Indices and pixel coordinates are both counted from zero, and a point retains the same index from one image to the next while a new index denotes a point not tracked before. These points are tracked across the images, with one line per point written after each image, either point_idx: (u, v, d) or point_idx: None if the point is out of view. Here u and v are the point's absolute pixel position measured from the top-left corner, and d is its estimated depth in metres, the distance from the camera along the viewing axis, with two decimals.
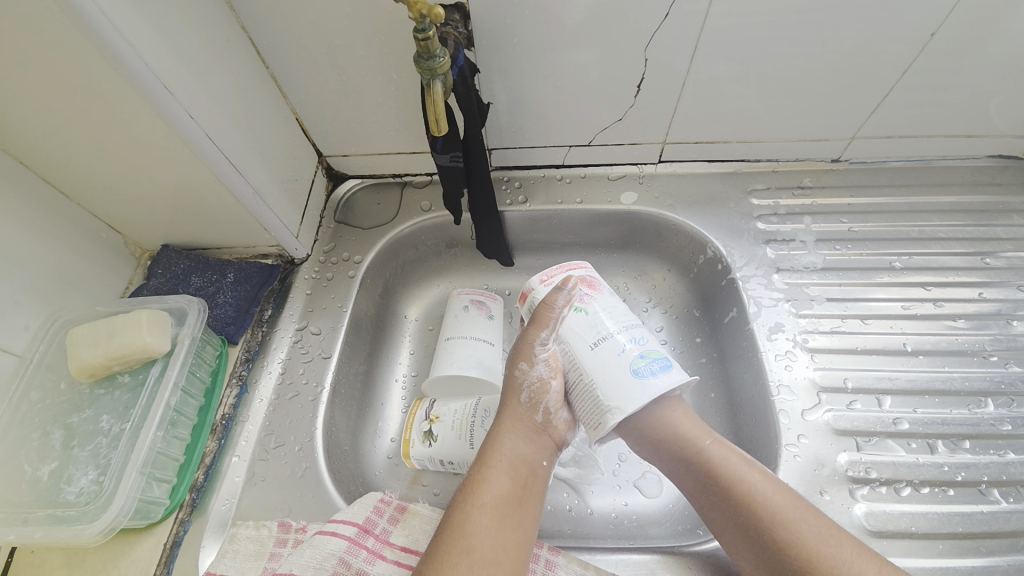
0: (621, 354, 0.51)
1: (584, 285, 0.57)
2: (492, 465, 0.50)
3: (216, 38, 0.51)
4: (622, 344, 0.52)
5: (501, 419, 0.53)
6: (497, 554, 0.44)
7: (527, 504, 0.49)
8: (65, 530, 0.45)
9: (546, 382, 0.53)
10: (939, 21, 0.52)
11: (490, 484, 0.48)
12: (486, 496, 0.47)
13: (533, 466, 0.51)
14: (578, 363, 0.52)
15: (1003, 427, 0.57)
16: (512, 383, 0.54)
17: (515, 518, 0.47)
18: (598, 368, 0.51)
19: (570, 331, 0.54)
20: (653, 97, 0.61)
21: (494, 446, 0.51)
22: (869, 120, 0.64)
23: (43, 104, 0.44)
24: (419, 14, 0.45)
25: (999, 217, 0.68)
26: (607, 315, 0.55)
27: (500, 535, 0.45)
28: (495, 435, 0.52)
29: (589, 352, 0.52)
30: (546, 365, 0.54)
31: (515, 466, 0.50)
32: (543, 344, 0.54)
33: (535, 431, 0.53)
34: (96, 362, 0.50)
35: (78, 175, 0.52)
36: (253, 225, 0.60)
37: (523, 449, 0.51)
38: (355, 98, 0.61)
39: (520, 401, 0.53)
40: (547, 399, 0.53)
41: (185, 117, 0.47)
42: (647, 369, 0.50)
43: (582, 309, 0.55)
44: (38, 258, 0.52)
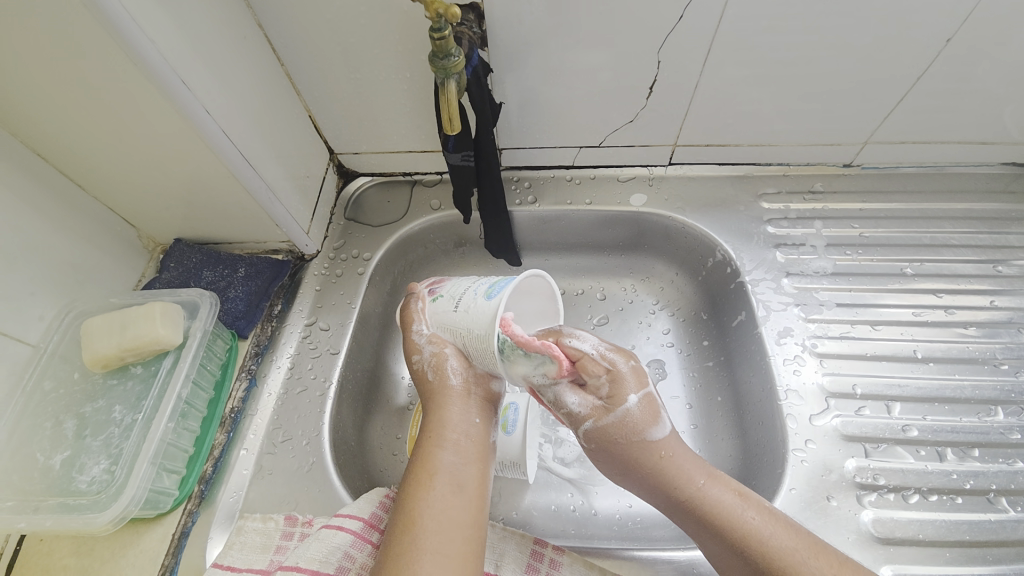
0: (477, 294, 0.49)
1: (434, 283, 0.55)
2: (429, 444, 0.48)
3: (233, 34, 0.51)
4: (474, 288, 0.50)
5: (428, 399, 0.51)
6: (444, 527, 0.44)
7: (471, 468, 0.48)
8: (76, 519, 0.46)
9: (439, 355, 0.51)
10: (954, 29, 0.52)
11: (431, 462, 0.47)
12: (428, 474, 0.47)
13: (468, 432, 0.49)
14: (455, 329, 0.50)
15: (1013, 436, 0.56)
16: (416, 374, 0.52)
17: (458, 486, 0.47)
18: (470, 319, 0.49)
19: (435, 313, 0.52)
20: (665, 99, 0.61)
21: (429, 424, 0.49)
22: (883, 125, 0.64)
23: (63, 97, 0.45)
24: (435, 13, 0.45)
25: (1012, 225, 0.68)
26: (459, 280, 0.53)
27: (445, 508, 0.45)
28: (429, 415, 0.50)
29: (456, 315, 0.50)
30: (430, 343, 0.51)
31: (452, 439, 0.48)
32: (419, 333, 0.52)
33: (461, 397, 0.50)
34: (110, 352, 0.51)
35: (94, 168, 0.52)
36: (264, 220, 0.61)
37: (457, 419, 0.49)
38: (368, 96, 0.62)
39: (431, 380, 0.51)
40: (448, 369, 0.50)
41: (202, 111, 0.48)
42: (502, 286, 0.49)
43: (438, 296, 0.52)
44: (54, 249, 0.53)
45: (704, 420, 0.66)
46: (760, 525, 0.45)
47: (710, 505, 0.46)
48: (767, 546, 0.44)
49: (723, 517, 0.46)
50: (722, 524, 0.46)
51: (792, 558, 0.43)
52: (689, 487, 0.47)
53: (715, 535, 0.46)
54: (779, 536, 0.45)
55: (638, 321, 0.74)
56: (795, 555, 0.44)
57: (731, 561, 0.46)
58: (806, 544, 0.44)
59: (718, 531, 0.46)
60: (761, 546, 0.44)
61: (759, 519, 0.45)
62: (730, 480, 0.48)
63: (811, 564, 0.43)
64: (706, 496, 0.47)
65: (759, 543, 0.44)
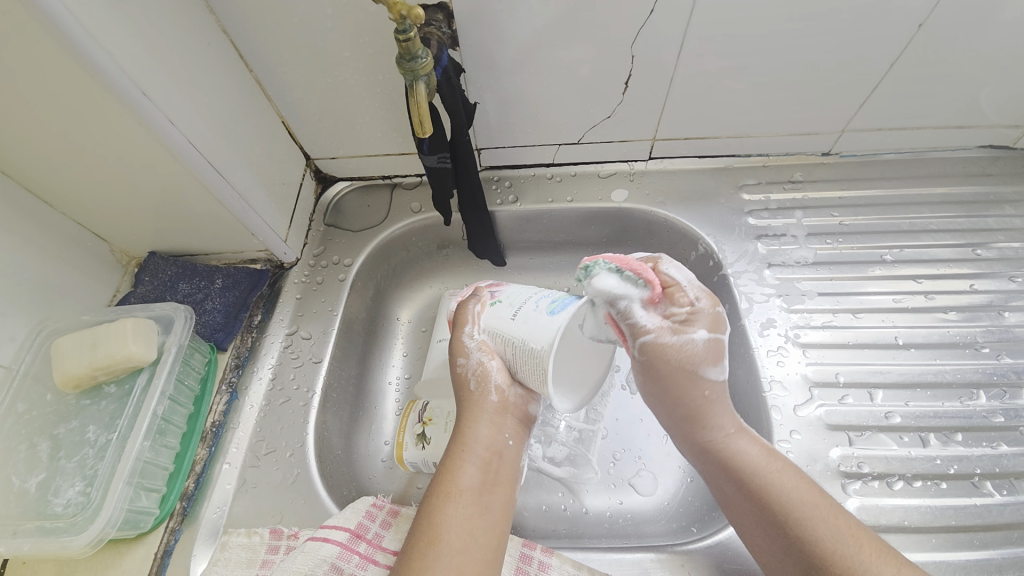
0: (537, 308, 0.49)
1: (491, 285, 0.55)
2: (459, 456, 0.49)
3: (195, 42, 0.50)
4: (536, 301, 0.50)
5: (463, 410, 0.52)
6: (468, 543, 0.45)
7: (499, 488, 0.49)
8: (53, 542, 0.45)
9: (486, 365, 0.51)
10: (925, 13, 0.52)
11: (459, 477, 0.48)
12: (456, 490, 0.47)
13: (500, 448, 0.50)
14: (507, 339, 0.50)
15: (995, 419, 0.57)
16: (458, 379, 0.52)
17: (485, 504, 0.47)
18: (527, 330, 0.48)
19: (489, 319, 0.51)
20: (640, 94, 0.61)
21: (462, 435, 0.50)
22: (859, 113, 0.64)
23: (23, 113, 0.44)
24: (399, 15, 0.44)
25: (990, 208, 0.68)
26: (517, 290, 0.53)
27: (469, 524, 0.45)
28: (464, 427, 0.51)
29: (511, 326, 0.49)
30: (479, 351, 0.51)
31: (482, 455, 0.49)
32: (470, 335, 0.52)
33: (498, 414, 0.51)
34: (82, 372, 0.50)
35: (59, 182, 0.51)
36: (240, 230, 0.60)
37: (490, 436, 0.50)
38: (341, 100, 0.61)
39: (470, 391, 0.52)
40: (491, 382, 0.51)
41: (165, 122, 0.47)
42: (564, 305, 0.49)
43: (495, 301, 0.52)
44: (22, 268, 0.52)
45: None
46: (780, 477, 0.47)
47: (733, 451, 0.49)
48: (784, 497, 0.46)
49: (745, 464, 0.48)
50: (744, 471, 0.48)
51: (809, 512, 0.45)
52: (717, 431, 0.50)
53: (737, 484, 0.48)
54: (798, 492, 0.46)
55: None
56: (810, 511, 0.45)
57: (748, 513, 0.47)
58: (823, 503, 0.45)
59: (738, 477, 0.48)
60: (778, 496, 0.46)
61: (781, 474, 0.47)
62: (758, 438, 0.51)
63: (825, 522, 0.44)
64: (730, 441, 0.50)
65: (778, 495, 0.46)
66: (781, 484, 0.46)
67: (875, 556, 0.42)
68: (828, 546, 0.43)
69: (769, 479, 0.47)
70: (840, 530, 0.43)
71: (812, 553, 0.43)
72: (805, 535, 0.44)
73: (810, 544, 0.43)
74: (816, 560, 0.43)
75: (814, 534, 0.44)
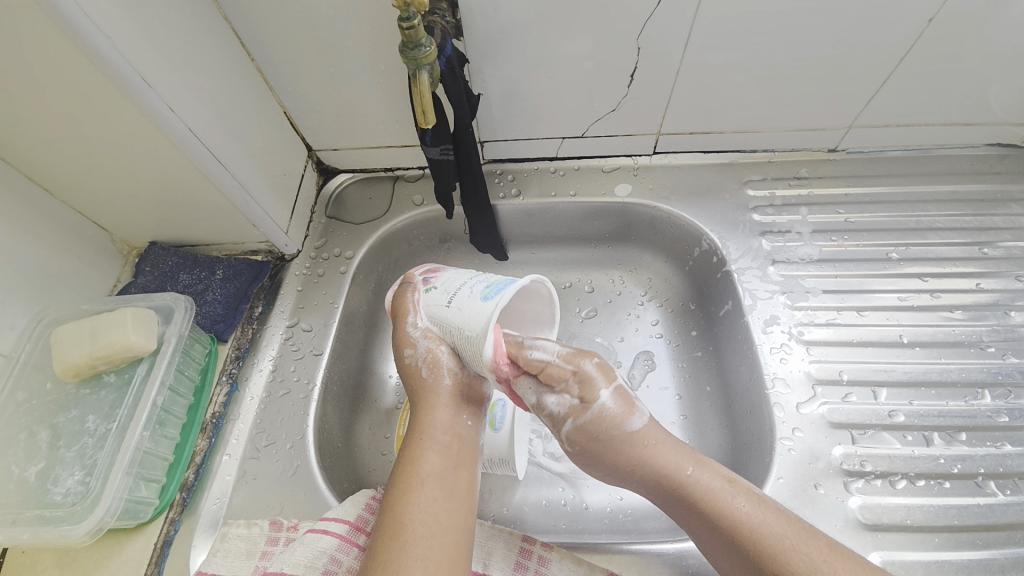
0: (471, 293, 0.49)
1: (428, 272, 0.54)
2: (417, 446, 0.47)
3: (198, 30, 0.50)
4: (469, 286, 0.49)
5: (419, 397, 0.50)
6: (432, 528, 0.43)
7: (461, 468, 0.47)
8: (52, 531, 0.45)
9: (435, 351, 0.50)
10: (936, 7, 0.51)
11: (417, 465, 0.46)
12: (414, 480, 0.45)
13: (458, 431, 0.49)
14: (447, 325, 0.49)
15: (1000, 419, 0.56)
16: (407, 369, 0.51)
17: (448, 488, 0.46)
18: (461, 313, 0.48)
19: (427, 307, 0.51)
20: (646, 88, 0.60)
21: (420, 424, 0.49)
22: (866, 109, 0.63)
23: (20, 99, 0.43)
24: (403, 2, 0.43)
25: (998, 206, 0.67)
26: (454, 276, 0.52)
27: (432, 509, 0.44)
28: (418, 415, 0.49)
29: (446, 311, 0.49)
30: (426, 338, 0.50)
31: (441, 441, 0.48)
32: (413, 325, 0.51)
33: (453, 397, 0.50)
34: (81, 361, 0.50)
35: (58, 171, 0.51)
36: (241, 221, 0.60)
37: (446, 420, 0.49)
38: (343, 90, 0.60)
39: (424, 377, 0.50)
40: (444, 366, 0.50)
41: (165, 109, 0.46)
42: (494, 287, 0.48)
43: (431, 287, 0.52)
44: (22, 256, 0.51)
45: (692, 410, 0.66)
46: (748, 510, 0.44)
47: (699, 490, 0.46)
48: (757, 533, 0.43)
49: (711, 502, 0.45)
50: (710, 511, 0.45)
51: (782, 545, 0.42)
52: (677, 473, 0.47)
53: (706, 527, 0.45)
54: (770, 523, 0.44)
55: (627, 312, 0.73)
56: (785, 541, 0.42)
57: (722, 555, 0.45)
58: (796, 530, 0.43)
59: (707, 519, 0.45)
60: (752, 533, 0.43)
61: (748, 506, 0.44)
62: (719, 466, 0.48)
63: (801, 550, 0.42)
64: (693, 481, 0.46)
65: (747, 532, 0.43)
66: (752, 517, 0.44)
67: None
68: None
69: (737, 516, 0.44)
70: (817, 557, 0.41)
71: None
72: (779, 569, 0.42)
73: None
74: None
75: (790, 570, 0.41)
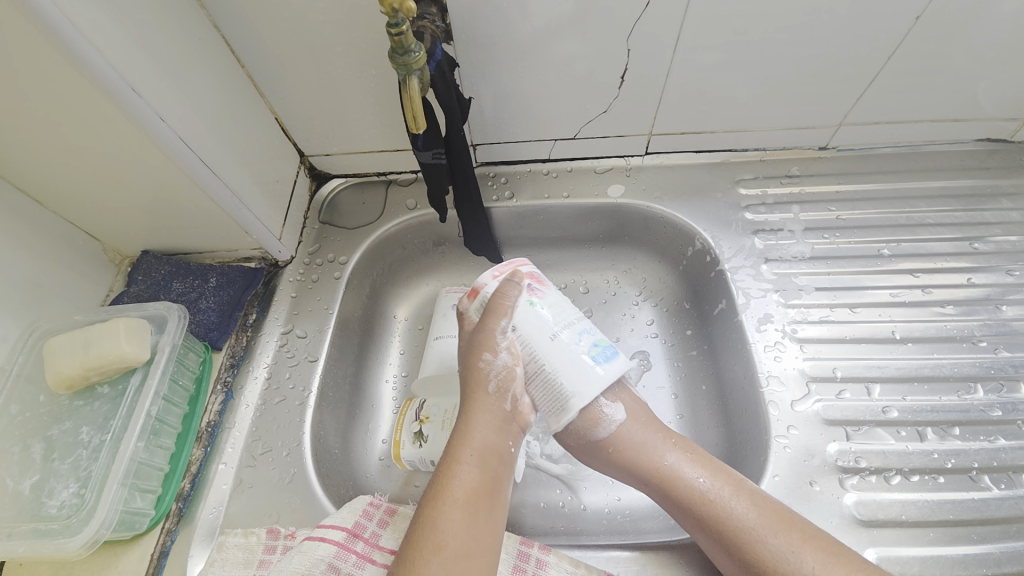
0: (579, 343, 0.50)
1: (532, 279, 0.54)
2: (466, 460, 0.47)
3: (187, 38, 0.49)
4: (576, 335, 0.50)
5: (473, 408, 0.50)
6: (472, 548, 0.44)
7: (501, 490, 0.48)
8: (48, 544, 0.45)
9: (512, 370, 0.50)
10: (923, 5, 0.52)
11: (463, 480, 0.46)
12: (457, 493, 0.46)
13: (504, 453, 0.49)
14: (538, 357, 0.49)
15: (993, 413, 0.57)
16: (476, 374, 0.51)
17: (490, 507, 0.46)
18: (562, 358, 0.49)
19: (523, 321, 0.50)
20: (636, 89, 0.61)
21: (469, 439, 0.49)
22: (856, 107, 0.64)
23: (10, 110, 0.43)
24: (391, 8, 0.43)
25: (988, 202, 0.68)
26: (560, 307, 0.52)
27: (475, 528, 0.44)
28: (466, 425, 0.49)
29: (546, 343, 0.49)
30: (507, 354, 0.50)
31: (488, 458, 0.48)
32: (501, 333, 0.50)
33: (507, 420, 0.50)
34: (74, 372, 0.49)
35: (49, 181, 0.50)
36: (233, 229, 0.59)
37: (494, 438, 0.49)
38: (335, 96, 0.60)
39: (488, 390, 0.50)
40: (514, 389, 0.50)
41: (155, 118, 0.46)
42: (605, 355, 0.50)
43: (535, 301, 0.51)
44: (13, 267, 0.51)
45: (688, 409, 0.67)
46: (723, 500, 0.47)
47: (675, 483, 0.49)
48: (730, 522, 0.45)
49: (686, 494, 0.48)
50: (684, 502, 0.48)
51: (755, 534, 0.45)
52: (654, 466, 0.50)
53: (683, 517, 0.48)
54: (743, 513, 0.46)
55: (622, 313, 0.74)
56: (755, 532, 0.45)
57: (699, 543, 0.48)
58: (770, 518, 0.45)
59: (683, 509, 0.48)
60: (725, 523, 0.46)
61: (721, 499, 0.47)
62: (699, 457, 0.50)
63: (770, 542, 0.44)
64: (670, 473, 0.49)
65: (718, 523, 0.46)
66: (728, 507, 0.46)
67: (823, 564, 0.42)
68: (772, 565, 0.43)
69: (711, 506, 0.47)
70: (786, 546, 0.43)
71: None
72: (750, 557, 0.44)
73: (762, 566, 0.44)
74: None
75: (760, 558, 0.44)
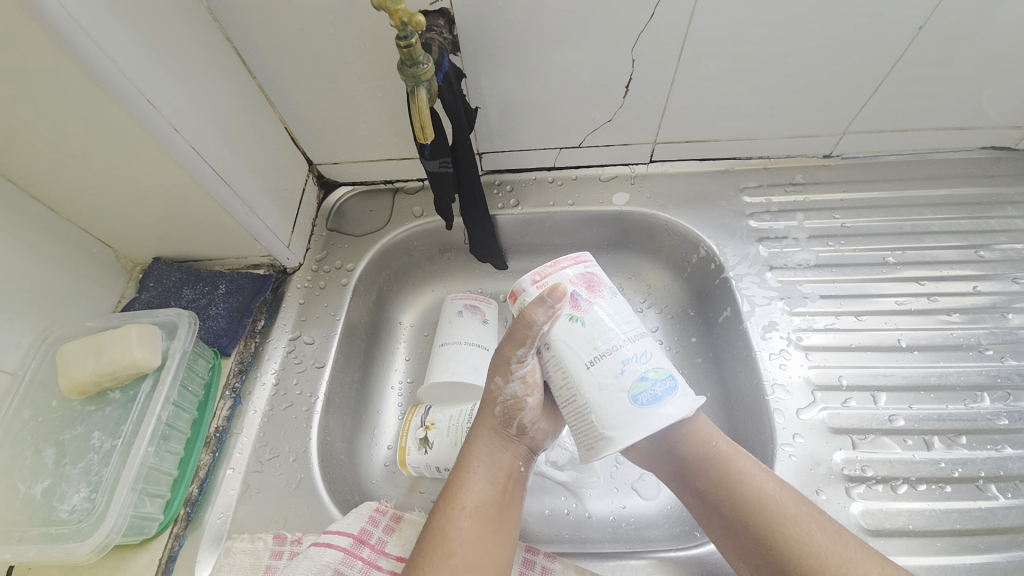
0: (622, 375, 0.43)
1: (582, 284, 0.46)
2: (474, 472, 0.49)
3: (200, 49, 0.51)
4: (622, 363, 0.43)
5: (480, 426, 0.51)
6: (482, 557, 0.44)
7: (511, 504, 0.49)
8: (59, 548, 0.45)
9: (520, 399, 0.50)
10: (925, 15, 0.52)
11: (473, 492, 0.48)
12: (467, 501, 0.47)
13: (512, 470, 0.50)
14: (573, 382, 0.44)
15: (1000, 422, 0.56)
16: (486, 395, 0.51)
17: (499, 519, 0.47)
18: (594, 392, 0.43)
19: (558, 340, 0.45)
20: (641, 98, 0.61)
21: (478, 453, 0.50)
22: (859, 115, 0.64)
23: (28, 121, 0.44)
24: (399, 22, 0.44)
25: (993, 209, 0.68)
26: (609, 326, 0.45)
27: (483, 539, 0.45)
28: (473, 441, 0.51)
29: (582, 370, 0.44)
30: (520, 382, 0.49)
31: (496, 472, 0.49)
32: (520, 360, 0.47)
33: (512, 440, 0.51)
34: (86, 378, 0.50)
35: (64, 190, 0.52)
36: (243, 236, 0.60)
37: (502, 454, 0.51)
38: (343, 105, 0.61)
39: (496, 413, 0.51)
40: (522, 415, 0.50)
41: (169, 129, 0.47)
42: (651, 395, 0.42)
43: (577, 317, 0.45)
44: (28, 274, 0.52)
45: None
46: (768, 479, 0.46)
47: (716, 458, 0.48)
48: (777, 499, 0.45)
49: (734, 470, 0.47)
50: (723, 479, 0.47)
51: (799, 511, 0.45)
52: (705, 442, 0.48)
53: (719, 495, 0.47)
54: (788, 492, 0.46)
55: None
56: (800, 510, 0.45)
57: (731, 526, 0.46)
58: (807, 502, 0.45)
59: (729, 487, 0.47)
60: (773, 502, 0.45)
61: (760, 477, 0.47)
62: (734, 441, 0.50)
63: (815, 521, 0.44)
64: (719, 450, 0.48)
65: (757, 501, 0.45)
66: (774, 486, 0.46)
67: (857, 547, 0.43)
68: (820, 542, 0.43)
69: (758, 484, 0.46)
70: (828, 527, 0.44)
71: (801, 555, 0.43)
72: (799, 535, 0.43)
73: (801, 544, 0.43)
74: (806, 564, 0.42)
75: (807, 537, 0.43)
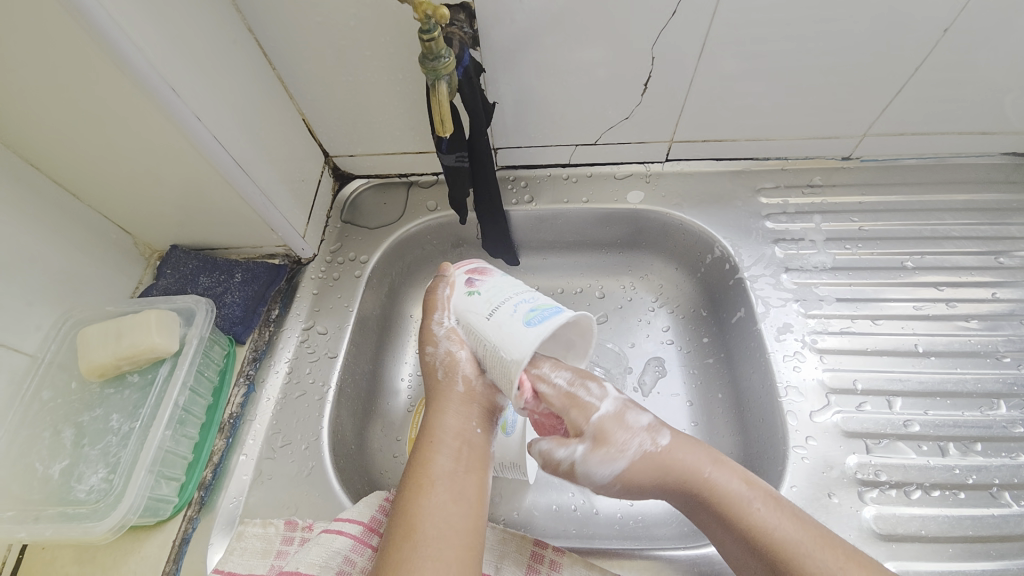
0: (515, 312, 0.47)
1: (475, 272, 0.54)
2: (427, 447, 0.48)
3: (222, 39, 0.51)
4: (513, 304, 0.48)
5: (432, 400, 0.51)
6: (442, 531, 0.43)
7: (471, 474, 0.47)
8: (75, 528, 0.46)
9: (453, 355, 0.51)
10: (952, 18, 0.51)
11: (429, 466, 0.47)
12: (422, 480, 0.46)
13: (467, 437, 0.49)
14: (479, 336, 0.49)
15: (1016, 430, 0.56)
16: (425, 366, 0.53)
17: (457, 492, 0.46)
18: (495, 333, 0.47)
19: (461, 308, 0.51)
20: (659, 96, 0.61)
21: (431, 425, 0.49)
22: (881, 117, 0.63)
23: (55, 105, 0.45)
24: (424, 14, 0.44)
25: (1014, 216, 0.67)
26: (500, 285, 0.51)
27: (443, 512, 0.44)
28: (426, 420, 0.50)
29: (484, 323, 0.48)
30: (447, 340, 0.51)
31: (450, 445, 0.48)
32: (439, 324, 0.52)
33: (464, 405, 0.50)
34: (106, 362, 0.51)
35: (86, 175, 0.52)
36: (260, 226, 0.61)
37: (454, 425, 0.49)
38: (361, 98, 0.61)
39: (439, 380, 0.51)
40: (460, 373, 0.51)
41: (192, 118, 0.48)
42: (542, 316, 0.46)
43: (474, 290, 0.51)
44: (49, 258, 0.53)
45: (704, 417, 0.66)
46: (765, 513, 0.44)
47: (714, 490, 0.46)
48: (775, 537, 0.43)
49: (727, 503, 0.46)
50: (727, 513, 0.45)
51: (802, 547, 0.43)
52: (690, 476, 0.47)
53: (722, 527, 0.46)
54: (788, 526, 0.44)
55: (638, 319, 0.74)
56: (801, 546, 0.43)
57: (741, 560, 0.45)
58: (812, 533, 0.43)
59: (724, 520, 0.46)
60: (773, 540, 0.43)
61: (765, 510, 0.45)
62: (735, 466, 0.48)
63: (818, 556, 0.42)
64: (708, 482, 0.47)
65: (764, 535, 0.44)
66: (771, 519, 0.44)
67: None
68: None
69: (752, 518, 0.44)
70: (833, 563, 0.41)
71: None
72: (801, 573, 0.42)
73: None
74: None
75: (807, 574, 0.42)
